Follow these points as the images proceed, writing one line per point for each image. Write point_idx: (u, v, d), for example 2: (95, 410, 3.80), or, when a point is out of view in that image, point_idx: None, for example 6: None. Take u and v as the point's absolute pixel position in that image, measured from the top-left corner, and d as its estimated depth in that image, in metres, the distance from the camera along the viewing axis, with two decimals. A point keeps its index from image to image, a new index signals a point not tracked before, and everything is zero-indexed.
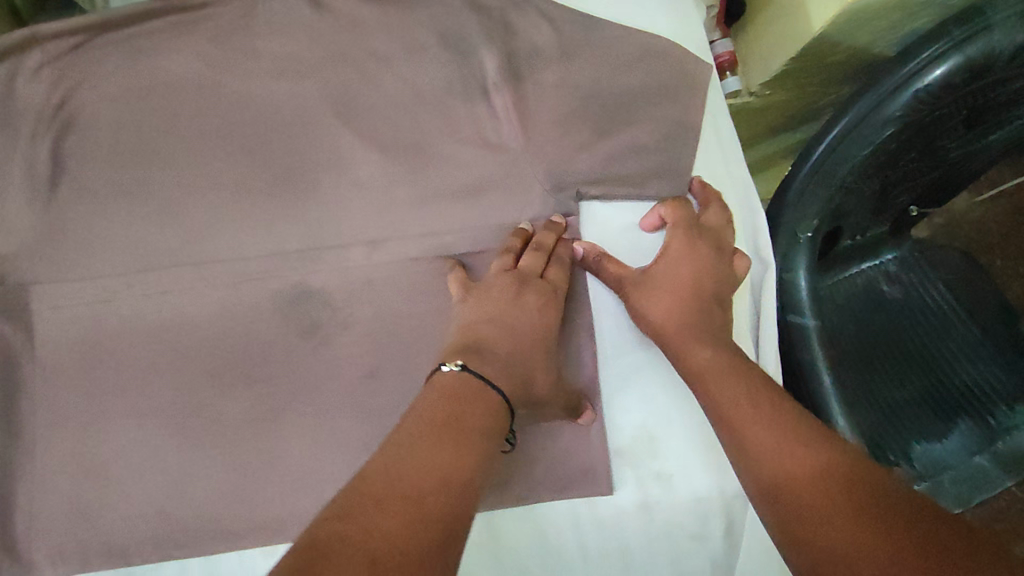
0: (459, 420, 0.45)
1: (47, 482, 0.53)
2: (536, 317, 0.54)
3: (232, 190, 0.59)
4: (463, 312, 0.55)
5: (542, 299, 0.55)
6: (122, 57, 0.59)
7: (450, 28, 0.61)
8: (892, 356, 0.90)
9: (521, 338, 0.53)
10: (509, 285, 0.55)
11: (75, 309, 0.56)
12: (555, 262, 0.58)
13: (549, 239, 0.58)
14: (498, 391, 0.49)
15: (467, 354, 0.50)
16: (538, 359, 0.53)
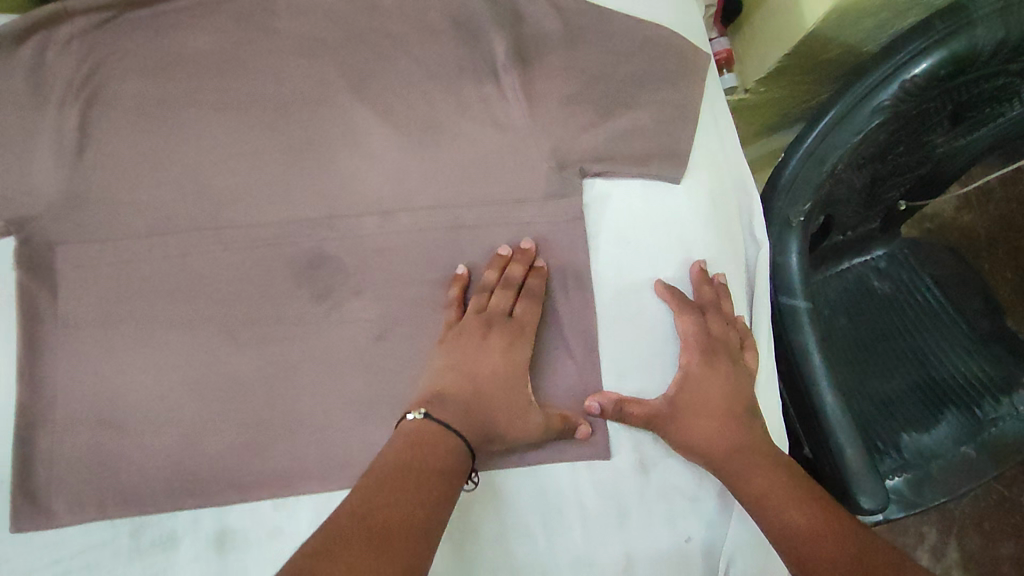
0: (421, 459, 0.49)
1: (66, 433, 0.55)
2: (504, 364, 0.57)
3: (252, 161, 0.61)
4: (440, 356, 0.57)
5: (509, 344, 0.58)
6: (149, 33, 0.62)
7: (462, 13, 0.64)
8: (878, 349, 0.94)
9: (488, 381, 0.56)
10: (477, 329, 0.58)
11: (96, 269, 0.58)
12: (524, 297, 0.59)
13: (521, 272, 0.60)
14: (459, 434, 0.52)
15: (431, 404, 0.54)
16: (508, 405, 0.56)
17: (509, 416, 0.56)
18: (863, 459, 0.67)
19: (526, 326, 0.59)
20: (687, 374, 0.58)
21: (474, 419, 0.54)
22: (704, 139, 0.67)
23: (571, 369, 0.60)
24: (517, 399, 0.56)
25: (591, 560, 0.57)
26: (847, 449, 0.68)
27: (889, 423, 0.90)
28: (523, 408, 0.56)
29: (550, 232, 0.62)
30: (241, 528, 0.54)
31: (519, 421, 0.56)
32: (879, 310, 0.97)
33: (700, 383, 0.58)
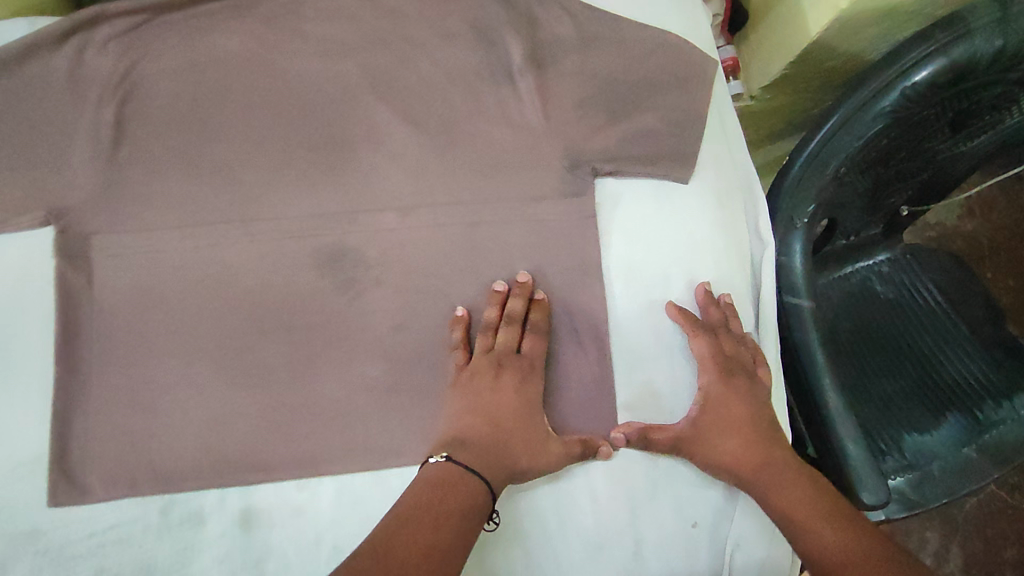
0: (440, 499, 0.52)
1: (101, 414, 0.57)
2: (516, 404, 0.59)
3: (279, 157, 0.64)
4: (454, 399, 0.59)
5: (521, 383, 0.60)
6: (183, 35, 0.65)
7: (480, 20, 0.67)
8: (880, 352, 0.96)
9: (503, 421, 0.58)
10: (488, 372, 0.59)
11: (130, 258, 0.61)
12: (528, 333, 0.61)
13: (523, 307, 0.61)
14: (478, 473, 0.55)
15: (452, 449, 0.56)
16: (525, 445, 0.58)
17: (528, 454, 0.57)
18: (863, 456, 0.69)
19: (536, 365, 0.61)
20: (707, 393, 0.60)
21: (496, 460, 0.56)
22: (711, 141, 0.69)
23: (585, 360, 0.63)
24: (532, 437, 0.58)
25: (601, 543, 0.59)
26: (849, 445, 0.70)
27: (891, 424, 0.92)
28: (540, 444, 0.58)
29: (564, 228, 0.65)
30: (265, 508, 0.57)
31: (540, 460, 0.58)
32: (881, 314, 0.99)
33: (719, 392, 0.60)
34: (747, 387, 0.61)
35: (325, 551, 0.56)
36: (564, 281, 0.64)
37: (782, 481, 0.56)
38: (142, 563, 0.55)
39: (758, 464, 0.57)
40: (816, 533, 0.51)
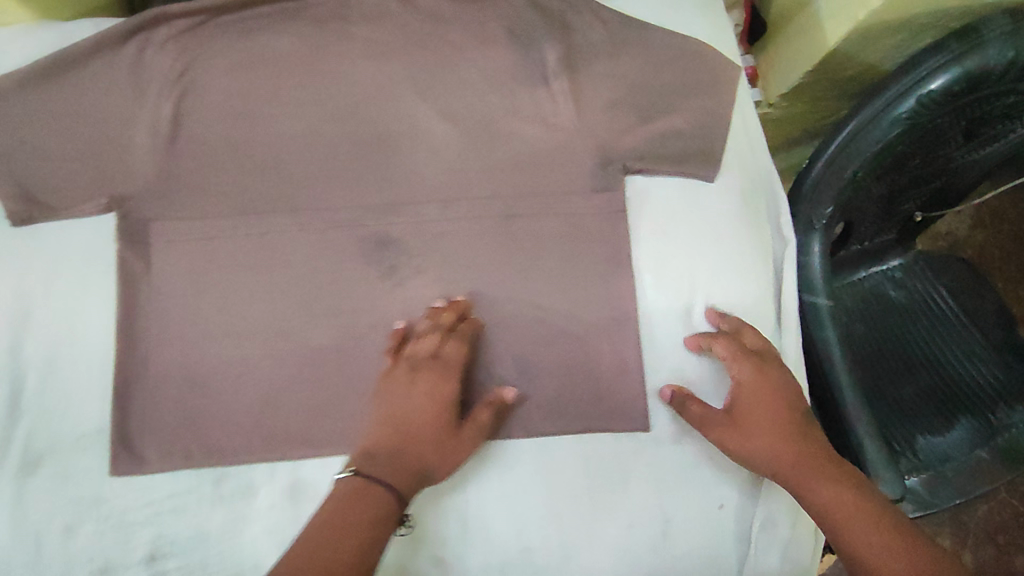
0: (346, 515, 0.52)
1: (159, 390, 0.61)
2: (427, 405, 0.59)
3: (327, 152, 0.67)
4: (375, 404, 0.60)
5: (434, 385, 0.59)
6: (237, 36, 0.69)
7: (517, 25, 0.71)
8: (894, 356, 0.98)
9: (414, 425, 0.58)
10: (404, 376, 0.60)
11: (186, 244, 0.64)
12: (450, 338, 0.61)
13: (452, 316, 0.62)
14: (384, 484, 0.55)
15: (360, 461, 0.56)
16: (428, 446, 0.58)
17: (437, 451, 0.58)
18: (879, 452, 0.71)
19: (451, 365, 0.60)
20: (739, 381, 0.62)
21: (403, 468, 0.56)
22: (734, 142, 0.73)
23: (615, 346, 0.65)
24: (441, 434, 0.58)
25: (633, 523, 0.61)
26: (867, 442, 0.72)
27: (907, 426, 0.94)
28: (447, 441, 0.58)
29: (595, 223, 0.68)
30: (313, 481, 0.60)
31: (447, 458, 0.58)
32: (894, 317, 1.01)
33: (751, 381, 0.62)
34: (774, 369, 0.63)
35: None
36: (595, 272, 0.67)
37: (818, 478, 0.57)
38: (198, 531, 0.59)
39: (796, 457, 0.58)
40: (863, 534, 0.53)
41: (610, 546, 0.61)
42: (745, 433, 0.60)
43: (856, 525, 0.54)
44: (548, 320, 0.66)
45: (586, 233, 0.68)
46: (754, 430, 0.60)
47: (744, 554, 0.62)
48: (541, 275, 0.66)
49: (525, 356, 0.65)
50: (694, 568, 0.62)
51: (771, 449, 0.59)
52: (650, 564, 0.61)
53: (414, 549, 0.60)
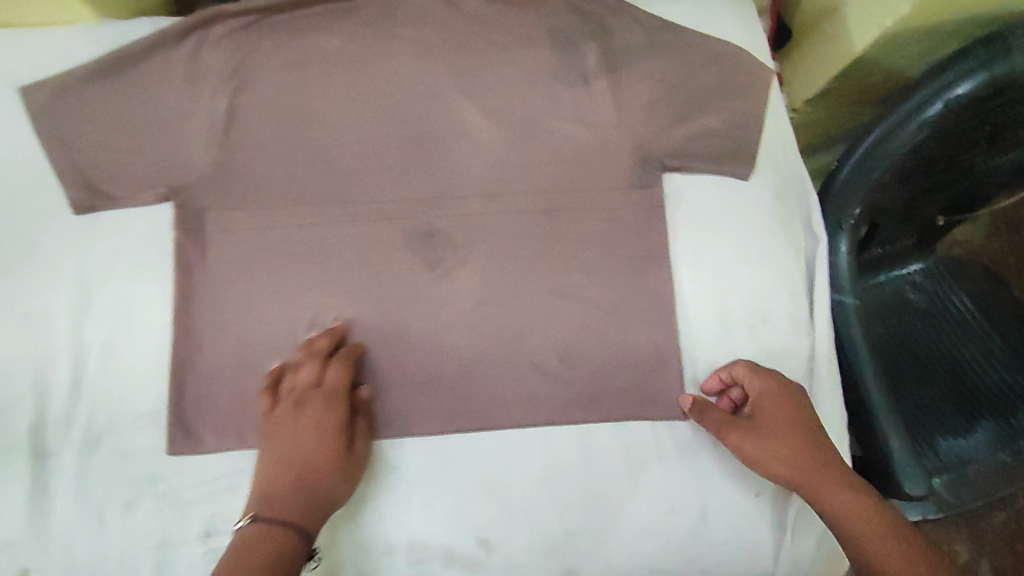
0: (257, 558, 0.50)
1: (213, 373, 0.63)
2: (316, 433, 0.58)
3: (374, 147, 0.69)
4: (264, 444, 0.59)
5: (320, 413, 0.59)
6: (287, 35, 0.71)
7: (558, 26, 0.73)
8: (915, 359, 0.99)
9: (308, 457, 0.58)
10: (288, 411, 0.59)
11: (239, 234, 0.66)
12: (331, 364, 0.62)
13: (326, 343, 0.63)
14: (288, 524, 0.54)
15: (257, 505, 0.55)
16: (327, 473, 0.58)
17: (340, 476, 0.58)
18: (906, 453, 0.75)
19: (337, 390, 0.61)
20: (760, 393, 0.63)
21: (304, 504, 0.56)
22: (766, 144, 0.74)
23: (652, 338, 0.67)
24: (336, 459, 0.58)
25: (672, 507, 0.64)
26: (893, 443, 0.75)
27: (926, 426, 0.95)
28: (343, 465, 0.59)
29: (634, 218, 0.70)
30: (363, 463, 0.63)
31: (346, 482, 0.59)
32: (914, 322, 1.02)
33: (770, 394, 0.63)
34: None
35: (414, 502, 0.62)
36: (633, 266, 0.68)
37: (831, 491, 0.59)
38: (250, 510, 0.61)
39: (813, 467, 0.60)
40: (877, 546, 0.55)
41: (649, 530, 0.63)
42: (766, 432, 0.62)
43: (873, 532, 0.55)
44: (587, 312, 0.67)
45: (625, 228, 0.69)
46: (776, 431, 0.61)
47: (779, 539, 0.65)
48: (581, 269, 0.68)
49: (567, 347, 0.66)
50: (730, 552, 0.64)
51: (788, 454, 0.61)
52: (688, 548, 0.64)
53: (461, 531, 0.62)
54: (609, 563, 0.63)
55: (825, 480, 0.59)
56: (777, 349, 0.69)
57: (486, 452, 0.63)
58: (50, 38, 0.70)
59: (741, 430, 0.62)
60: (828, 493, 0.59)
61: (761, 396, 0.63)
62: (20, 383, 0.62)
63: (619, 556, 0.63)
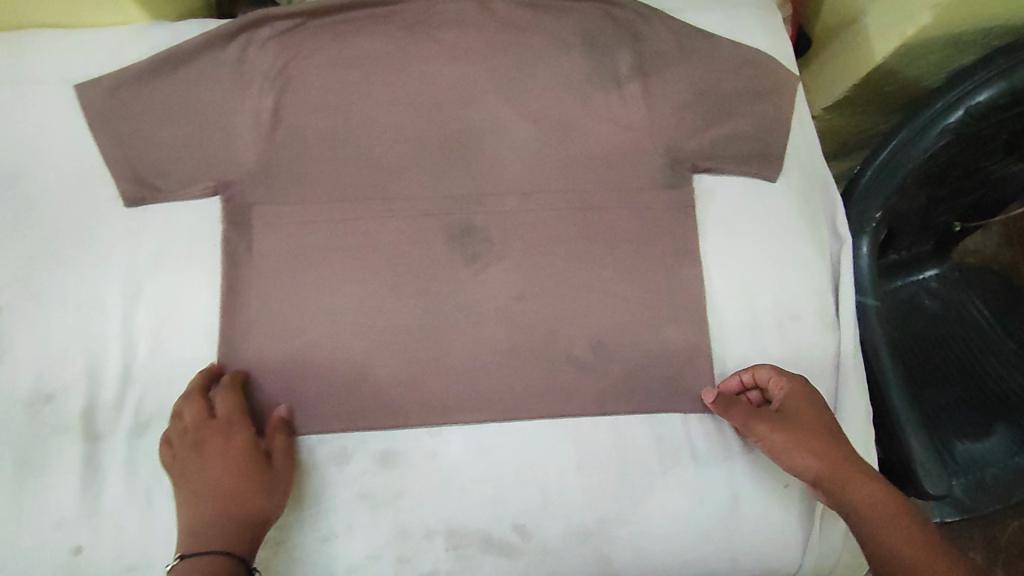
0: None
1: (259, 361, 0.65)
2: (230, 458, 0.58)
3: (414, 145, 0.72)
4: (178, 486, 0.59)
5: (224, 440, 0.59)
6: (329, 37, 0.73)
7: (591, 32, 0.75)
8: (933, 365, 1.00)
9: (222, 485, 0.57)
10: (190, 453, 0.59)
11: (284, 227, 0.68)
12: (217, 398, 0.62)
13: (201, 380, 0.62)
14: (220, 552, 0.54)
15: (185, 543, 0.55)
16: (255, 493, 0.58)
17: (266, 491, 0.59)
18: (926, 450, 0.70)
19: (236, 412, 0.61)
20: (786, 396, 0.63)
21: (234, 529, 0.56)
22: (794, 149, 0.77)
23: (682, 333, 0.69)
24: (258, 475, 0.59)
25: (702, 498, 0.66)
26: (912, 440, 0.70)
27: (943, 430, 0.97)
28: (269, 479, 0.59)
29: (666, 217, 0.72)
30: (402, 450, 0.65)
31: (277, 494, 0.59)
32: (929, 326, 1.03)
33: (796, 397, 0.62)
34: None
35: (454, 489, 0.64)
36: (663, 263, 0.71)
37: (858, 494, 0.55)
38: (293, 493, 0.64)
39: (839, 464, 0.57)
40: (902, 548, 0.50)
41: (681, 520, 0.65)
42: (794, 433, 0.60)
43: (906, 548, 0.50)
44: (619, 307, 0.69)
45: (656, 226, 0.72)
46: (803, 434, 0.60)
47: (808, 530, 0.66)
48: (613, 265, 0.70)
49: (600, 341, 0.68)
50: (762, 543, 0.65)
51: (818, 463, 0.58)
52: (720, 539, 0.65)
53: (498, 517, 0.64)
54: (642, 553, 0.64)
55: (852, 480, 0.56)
56: (806, 346, 0.71)
57: (522, 440, 0.66)
58: (103, 37, 0.72)
59: (767, 429, 0.61)
60: (864, 507, 0.54)
61: (787, 395, 0.63)
62: (73, 369, 0.64)
63: (652, 546, 0.64)
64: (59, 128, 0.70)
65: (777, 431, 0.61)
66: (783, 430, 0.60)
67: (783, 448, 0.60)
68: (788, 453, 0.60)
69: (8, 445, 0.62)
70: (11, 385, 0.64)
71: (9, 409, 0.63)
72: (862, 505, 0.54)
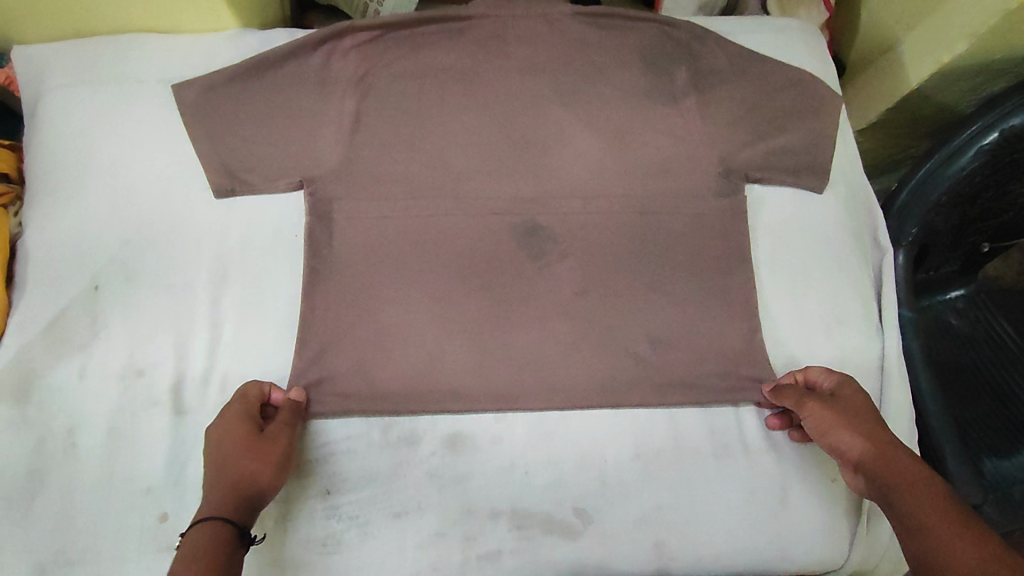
0: (192, 558, 0.51)
1: (336, 346, 0.69)
2: (225, 425, 0.59)
3: (484, 149, 0.76)
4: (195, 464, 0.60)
5: (229, 416, 0.60)
6: (406, 47, 0.78)
7: (651, 51, 0.80)
8: (953, 382, 0.94)
9: (223, 454, 0.58)
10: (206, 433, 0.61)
11: (362, 221, 0.73)
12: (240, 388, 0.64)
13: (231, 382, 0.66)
14: (215, 516, 0.54)
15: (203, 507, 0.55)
16: (245, 455, 0.58)
17: (263, 458, 0.58)
18: (963, 467, 0.73)
19: (246, 391, 0.63)
20: (836, 387, 0.65)
21: (232, 494, 0.55)
22: (837, 164, 0.81)
23: (733, 333, 0.73)
24: (250, 437, 0.59)
25: (753, 489, 0.69)
26: (949, 454, 0.74)
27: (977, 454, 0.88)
28: (261, 442, 0.59)
29: (720, 222, 0.76)
30: (470, 433, 0.69)
31: (270, 457, 0.59)
32: (956, 347, 0.97)
33: (845, 388, 0.64)
34: None
35: (518, 473, 0.68)
36: (717, 265, 0.75)
37: (886, 462, 0.57)
38: (366, 471, 0.67)
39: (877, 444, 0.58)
40: (925, 509, 0.52)
41: (734, 510, 0.68)
42: (845, 412, 0.61)
43: (927, 510, 0.52)
44: (675, 305, 0.73)
45: (710, 232, 0.76)
46: (851, 413, 0.61)
47: (854, 526, 0.69)
48: (670, 266, 0.75)
49: (657, 336, 0.72)
50: (810, 536, 0.68)
51: (865, 443, 0.58)
52: (771, 530, 0.68)
53: (559, 499, 0.68)
54: (697, 542, 0.67)
55: (886, 453, 0.57)
56: (851, 349, 0.74)
57: (583, 428, 0.70)
58: (199, 42, 0.78)
59: (819, 404, 0.63)
60: (896, 479, 0.55)
61: (838, 383, 0.65)
62: (163, 346, 0.69)
63: (706, 535, 0.67)
64: (156, 125, 0.75)
65: (828, 408, 0.62)
66: (836, 407, 0.62)
67: (832, 425, 0.61)
68: (836, 432, 0.61)
69: (102, 415, 0.66)
70: (106, 359, 0.68)
71: (103, 382, 0.67)
72: (898, 478, 0.55)
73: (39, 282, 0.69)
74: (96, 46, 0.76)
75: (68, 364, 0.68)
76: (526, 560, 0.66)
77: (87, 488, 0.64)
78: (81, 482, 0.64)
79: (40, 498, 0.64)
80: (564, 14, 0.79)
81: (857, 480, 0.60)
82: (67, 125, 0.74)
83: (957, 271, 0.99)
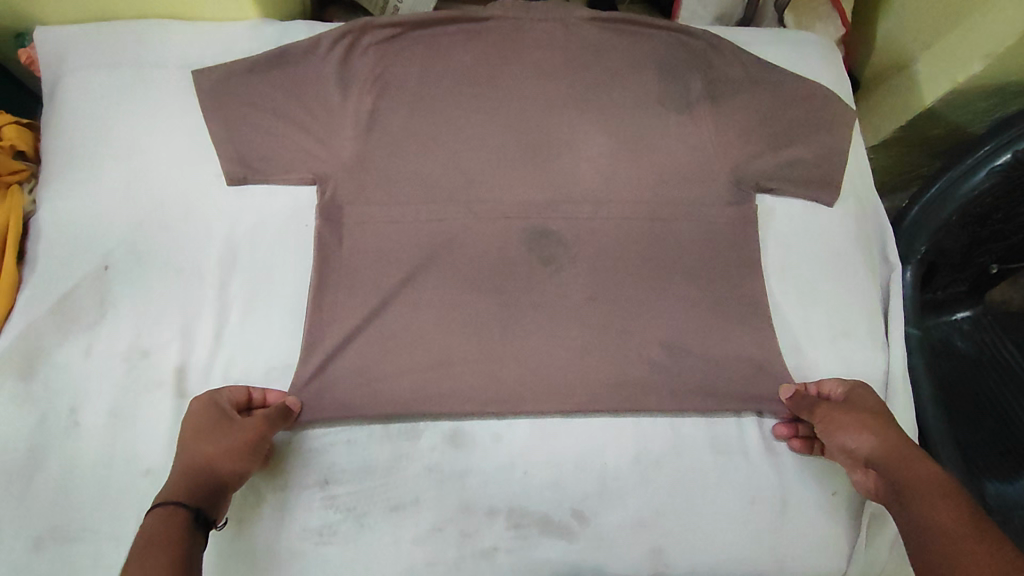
0: (150, 537, 0.52)
1: (344, 340, 0.69)
2: (194, 419, 0.61)
3: (497, 149, 0.76)
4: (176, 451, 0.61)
5: (204, 411, 0.61)
6: (424, 46, 0.78)
7: (666, 58, 0.80)
8: (957, 404, 0.92)
9: (192, 445, 0.59)
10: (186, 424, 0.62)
11: (375, 220, 0.73)
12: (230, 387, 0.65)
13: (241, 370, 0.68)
14: (174, 500, 0.55)
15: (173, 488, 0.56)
16: (209, 441, 0.59)
17: (229, 448, 0.59)
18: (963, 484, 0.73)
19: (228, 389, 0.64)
20: (851, 392, 0.66)
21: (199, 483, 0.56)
22: (850, 176, 0.81)
23: (741, 343, 0.72)
24: (215, 428, 0.60)
25: (752, 498, 0.68)
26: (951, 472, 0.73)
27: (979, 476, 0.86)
28: (227, 426, 0.60)
29: (731, 231, 0.76)
30: (470, 432, 0.69)
31: (237, 439, 0.59)
32: (961, 368, 0.95)
33: (858, 393, 0.65)
34: None
35: (516, 473, 0.68)
36: (725, 275, 0.75)
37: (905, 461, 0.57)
38: (364, 464, 0.67)
39: (891, 446, 0.58)
40: (942, 508, 0.52)
41: (732, 519, 0.68)
42: (857, 414, 0.62)
43: (941, 510, 0.52)
44: (683, 313, 0.73)
45: (721, 240, 0.76)
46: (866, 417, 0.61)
47: (854, 540, 0.69)
48: (679, 274, 0.75)
49: (671, 341, 0.72)
50: (809, 549, 0.68)
51: (879, 441, 0.59)
52: (768, 540, 0.67)
53: (559, 500, 0.67)
54: (695, 550, 0.67)
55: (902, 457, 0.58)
56: (858, 363, 0.74)
57: (583, 431, 0.70)
58: (220, 31, 0.79)
59: (831, 407, 0.63)
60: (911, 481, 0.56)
61: (849, 391, 0.66)
62: (168, 328, 0.69)
63: (703, 543, 0.67)
64: (170, 110, 0.76)
65: (841, 410, 0.62)
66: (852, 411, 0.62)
67: (843, 424, 0.61)
68: (846, 431, 0.61)
69: (104, 395, 0.67)
70: (112, 341, 0.68)
71: (107, 363, 0.68)
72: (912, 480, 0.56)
73: (51, 261, 0.70)
74: (117, 30, 0.77)
75: (73, 343, 0.68)
76: (522, 560, 0.66)
77: (85, 466, 0.64)
78: (80, 461, 0.64)
79: (40, 475, 0.64)
80: (582, 19, 0.80)
81: (867, 480, 0.61)
82: (84, 107, 0.75)
83: (966, 291, 0.97)
